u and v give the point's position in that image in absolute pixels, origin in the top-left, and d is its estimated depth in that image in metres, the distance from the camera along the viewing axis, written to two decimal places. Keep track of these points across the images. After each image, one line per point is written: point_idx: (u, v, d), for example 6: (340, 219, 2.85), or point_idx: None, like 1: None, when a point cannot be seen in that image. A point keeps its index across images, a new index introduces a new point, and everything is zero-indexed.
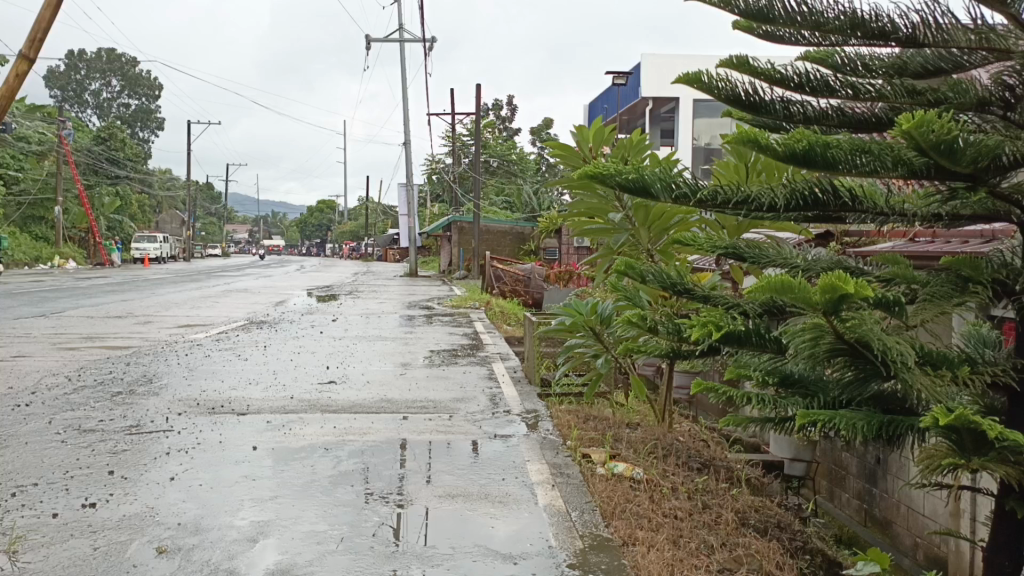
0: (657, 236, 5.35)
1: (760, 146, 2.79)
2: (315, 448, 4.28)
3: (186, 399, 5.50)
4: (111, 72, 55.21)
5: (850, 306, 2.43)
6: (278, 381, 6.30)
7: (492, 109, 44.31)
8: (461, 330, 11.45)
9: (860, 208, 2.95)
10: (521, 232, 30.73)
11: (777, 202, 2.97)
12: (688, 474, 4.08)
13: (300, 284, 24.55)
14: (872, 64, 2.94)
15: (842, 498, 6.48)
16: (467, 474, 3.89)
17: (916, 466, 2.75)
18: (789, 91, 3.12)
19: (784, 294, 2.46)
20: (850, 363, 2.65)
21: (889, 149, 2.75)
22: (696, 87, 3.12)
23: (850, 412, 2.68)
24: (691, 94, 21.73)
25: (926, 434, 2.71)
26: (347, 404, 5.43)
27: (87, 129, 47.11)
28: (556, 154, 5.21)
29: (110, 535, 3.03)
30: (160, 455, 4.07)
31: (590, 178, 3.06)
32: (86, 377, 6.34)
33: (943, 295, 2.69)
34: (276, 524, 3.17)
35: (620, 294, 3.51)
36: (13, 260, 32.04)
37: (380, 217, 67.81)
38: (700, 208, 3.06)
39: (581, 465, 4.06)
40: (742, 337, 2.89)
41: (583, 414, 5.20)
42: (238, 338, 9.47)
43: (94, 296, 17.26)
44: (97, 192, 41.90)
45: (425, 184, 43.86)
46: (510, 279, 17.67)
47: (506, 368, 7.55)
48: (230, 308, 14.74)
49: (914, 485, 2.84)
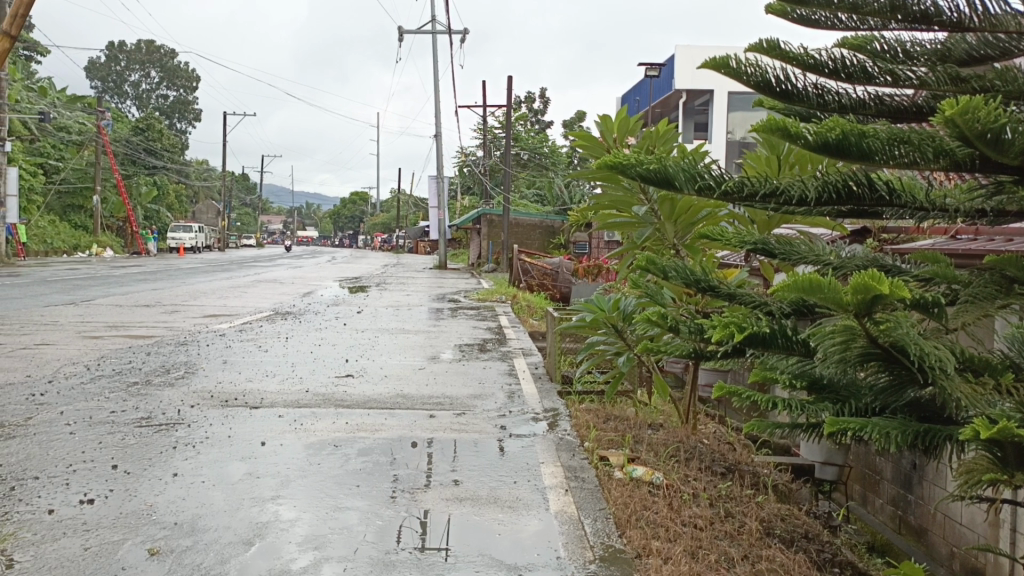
0: (684, 230, 5.19)
1: (791, 135, 2.57)
2: (324, 445, 4.19)
3: (200, 390, 5.45)
4: (150, 63, 55.89)
5: (883, 307, 2.25)
6: (295, 374, 6.23)
7: (525, 101, 44.05)
8: (486, 324, 11.35)
9: (898, 202, 2.77)
10: (552, 225, 30.52)
11: (808, 195, 2.79)
12: (711, 479, 3.91)
13: (331, 275, 24.69)
14: (913, 51, 2.81)
15: (875, 503, 6.24)
16: (478, 476, 3.76)
17: (953, 480, 2.56)
18: (823, 78, 2.92)
19: (813, 295, 2.28)
20: (885, 368, 2.46)
21: (931, 139, 2.56)
22: (724, 73, 2.90)
23: (884, 420, 2.50)
24: (726, 86, 21.33)
25: (965, 445, 2.51)
26: (361, 399, 5.34)
27: (126, 119, 47.93)
28: (579, 144, 5.06)
29: (103, 534, 2.96)
30: (165, 450, 4.00)
31: (609, 169, 2.90)
32: (104, 366, 6.34)
33: (985, 296, 2.50)
34: (273, 526, 3.08)
35: (641, 291, 3.34)
36: (54, 248, 32.73)
37: (412, 209, 68.14)
38: (725, 200, 2.89)
39: (598, 469, 3.91)
40: (768, 339, 2.72)
41: (603, 414, 5.04)
42: (261, 329, 9.46)
43: (127, 284, 17.47)
44: (134, 181, 42.49)
45: (457, 177, 43.86)
46: (538, 273, 17.50)
47: (528, 363, 7.41)
48: (258, 299, 14.79)
49: (951, 499, 2.65)
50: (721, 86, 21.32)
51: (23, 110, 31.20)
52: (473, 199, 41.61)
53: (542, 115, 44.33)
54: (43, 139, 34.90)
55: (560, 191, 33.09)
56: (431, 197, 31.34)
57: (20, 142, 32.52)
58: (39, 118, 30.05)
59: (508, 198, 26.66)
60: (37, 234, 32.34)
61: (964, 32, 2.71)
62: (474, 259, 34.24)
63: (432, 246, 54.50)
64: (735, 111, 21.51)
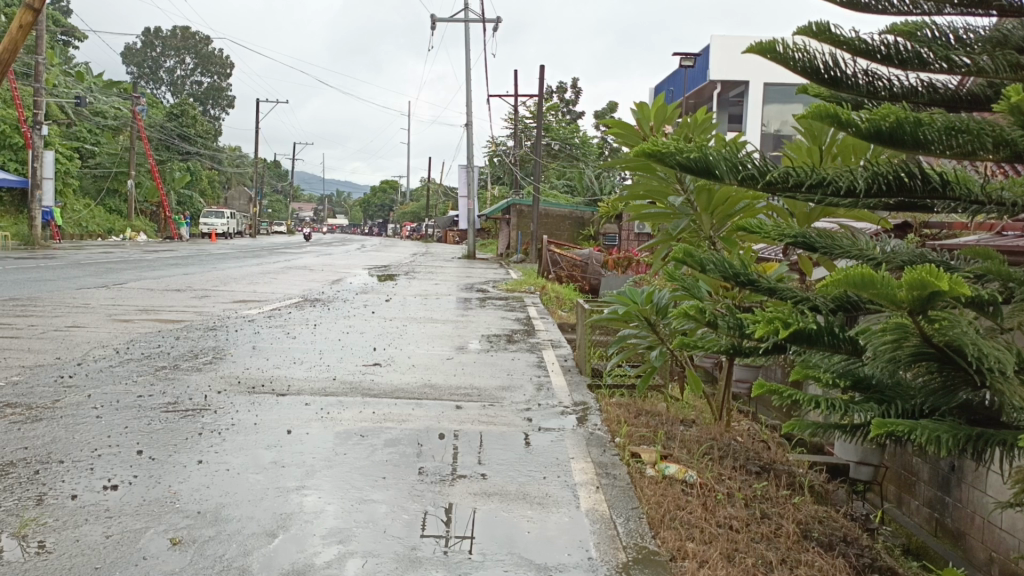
0: (720, 223, 5.06)
1: (841, 122, 2.44)
2: (351, 434, 4.14)
3: (228, 376, 5.43)
4: (184, 50, 56.28)
5: (938, 305, 2.13)
6: (322, 361, 6.20)
7: (556, 91, 43.72)
8: (514, 315, 11.27)
9: (951, 195, 2.64)
10: (581, 216, 30.30)
11: (857, 185, 2.67)
12: (745, 478, 3.79)
13: (360, 263, 24.79)
14: (967, 37, 2.80)
15: (910, 505, 6.08)
16: (508, 470, 3.69)
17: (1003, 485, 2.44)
18: (875, 63, 2.93)
19: (863, 290, 2.16)
20: (937, 369, 2.33)
21: (989, 128, 2.43)
22: (770, 58, 2.91)
23: (931, 423, 2.39)
24: (761, 76, 20.89)
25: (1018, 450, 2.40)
26: (389, 388, 5.29)
27: (160, 106, 48.39)
28: (614, 132, 4.95)
29: (125, 521, 2.93)
30: (190, 436, 3.97)
31: (647, 157, 2.80)
32: (134, 350, 6.36)
33: None
34: (298, 518, 3.02)
35: (678, 284, 3.24)
36: (89, 232, 33.17)
37: (441, 198, 68.21)
38: (769, 191, 2.78)
39: (629, 466, 3.81)
40: (814, 336, 2.59)
41: (635, 409, 4.94)
42: (289, 316, 9.47)
43: (161, 268, 17.62)
44: (167, 166, 42.84)
45: (487, 166, 43.77)
46: (567, 264, 17.35)
47: (557, 355, 7.32)
48: (287, 285, 14.82)
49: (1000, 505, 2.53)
50: (757, 76, 20.89)
51: (60, 95, 31.54)
52: (503, 190, 41.50)
53: (573, 105, 43.96)
54: (80, 124, 35.31)
55: (590, 183, 32.86)
56: (461, 187, 31.30)
57: (57, 126, 32.92)
58: (74, 103, 30.29)
59: (538, 188, 26.46)
60: (72, 218, 32.78)
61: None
62: (503, 249, 34.17)
63: (461, 235, 54.40)
64: (770, 102, 21.09)
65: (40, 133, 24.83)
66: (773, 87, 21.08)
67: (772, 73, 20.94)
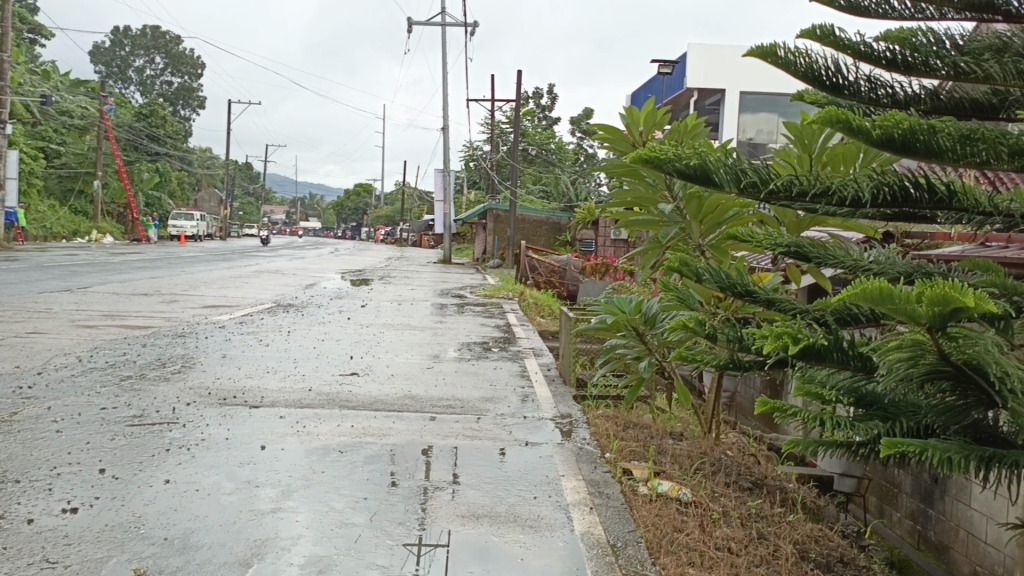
0: (709, 231, 4.95)
1: (851, 129, 2.31)
2: (330, 450, 3.96)
3: (197, 387, 5.21)
4: (155, 49, 55.48)
5: (960, 322, 2.01)
6: (296, 370, 6.00)
7: (532, 97, 43.60)
8: (493, 322, 11.12)
9: (958, 205, 2.54)
10: (558, 222, 30.22)
11: (862, 196, 2.55)
12: (739, 496, 3.69)
13: (333, 267, 24.48)
14: (967, 44, 2.72)
15: (892, 517, 6.01)
16: (494, 490, 3.53)
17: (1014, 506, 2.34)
18: (878, 69, 2.82)
19: (880, 306, 2.03)
20: (952, 388, 2.22)
21: (1004, 137, 2.34)
22: (770, 62, 2.79)
23: (941, 442, 2.29)
24: (738, 85, 20.84)
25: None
26: (368, 399, 5.11)
27: (130, 105, 47.60)
28: (602, 137, 4.85)
29: (85, 549, 2.73)
30: (156, 453, 3.77)
31: (644, 163, 2.66)
32: (98, 358, 6.11)
33: None
34: (273, 545, 2.84)
35: (672, 295, 3.10)
36: (54, 233, 32.45)
37: (416, 202, 67.93)
38: (770, 200, 2.66)
39: (621, 484, 3.68)
40: (822, 353, 2.46)
41: (622, 422, 4.82)
42: (262, 322, 9.23)
43: (129, 271, 17.22)
44: (135, 166, 42.10)
45: (463, 171, 43.61)
46: (545, 270, 17.21)
47: (539, 364, 7.18)
48: (259, 290, 14.53)
49: None
50: (734, 85, 20.84)
51: (26, 93, 30.80)
52: (478, 195, 41.36)
53: (549, 111, 43.85)
54: (46, 123, 34.60)
55: (566, 188, 32.79)
56: (436, 191, 31.10)
57: (21, 125, 32.17)
58: (40, 102, 29.64)
59: (514, 193, 26.28)
60: (36, 218, 32.07)
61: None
62: (479, 254, 34.00)
63: (435, 239, 54.05)
64: (747, 111, 21.05)
65: (4, 132, 24.24)
66: (749, 96, 21.05)
67: (749, 82, 20.92)
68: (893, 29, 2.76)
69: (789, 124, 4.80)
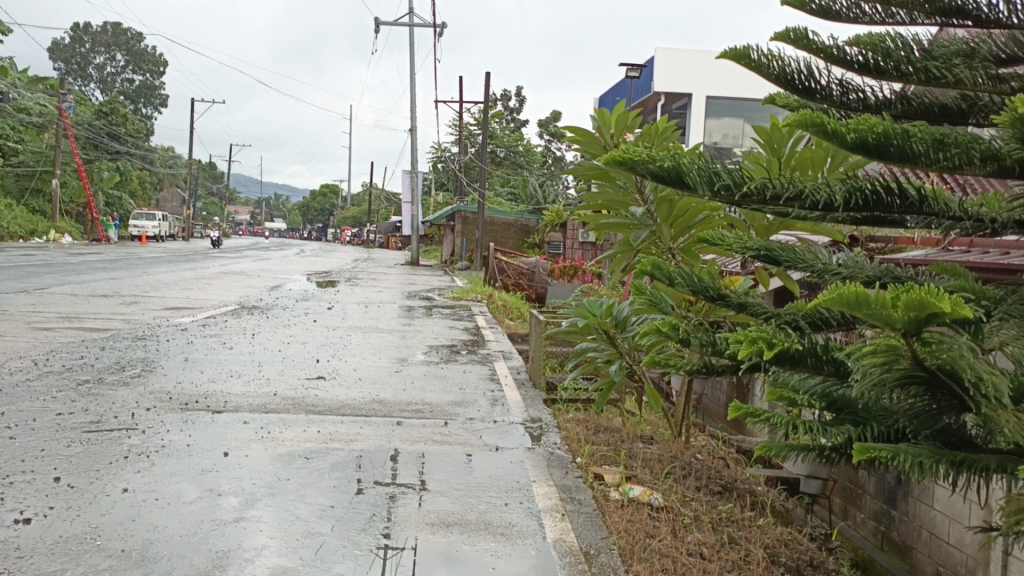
0: (679, 234, 4.95)
1: (826, 133, 2.30)
2: (295, 457, 3.88)
3: (158, 391, 5.08)
4: (116, 46, 54.51)
5: (935, 327, 2.00)
6: (261, 374, 5.89)
7: (500, 99, 43.59)
8: (461, 324, 11.05)
9: (928, 210, 2.54)
10: (526, 224, 30.24)
11: (835, 200, 2.54)
12: (709, 500, 3.68)
13: (299, 269, 24.20)
14: (936, 50, 2.74)
15: (856, 518, 6.06)
16: (464, 497, 3.47)
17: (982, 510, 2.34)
18: (849, 73, 2.82)
19: (856, 311, 2.01)
20: (924, 393, 2.21)
21: (977, 142, 2.34)
22: (744, 65, 2.78)
23: (912, 447, 2.28)
24: (704, 89, 21.01)
25: (996, 474, 2.31)
26: (334, 404, 5.03)
27: (90, 103, 46.67)
28: (574, 138, 4.83)
29: (38, 563, 2.62)
30: (114, 461, 3.65)
31: (618, 165, 2.62)
32: (54, 362, 5.94)
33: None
34: (236, 557, 2.76)
35: (644, 298, 3.07)
36: (10, 232, 31.68)
37: (383, 204, 67.55)
38: (743, 203, 2.64)
39: (593, 489, 3.65)
40: (796, 358, 2.44)
41: (593, 426, 4.80)
42: (226, 324, 9.07)
43: (88, 272, 16.86)
44: (95, 165, 41.27)
45: (431, 173, 43.44)
46: (514, 272, 17.17)
47: (508, 367, 7.13)
48: (222, 291, 14.30)
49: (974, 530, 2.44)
50: (700, 89, 21.01)
51: None
52: (446, 197, 41.22)
53: (517, 114, 43.87)
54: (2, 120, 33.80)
55: (534, 191, 32.77)
56: (404, 193, 30.93)
57: None
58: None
59: (482, 195, 26.22)
60: None
61: (993, 32, 2.64)
62: (447, 256, 33.89)
63: (403, 240, 53.72)
64: (714, 116, 21.24)
65: None
66: (716, 100, 21.23)
67: (715, 86, 21.10)
68: (864, 34, 2.75)
69: (758, 128, 4.82)
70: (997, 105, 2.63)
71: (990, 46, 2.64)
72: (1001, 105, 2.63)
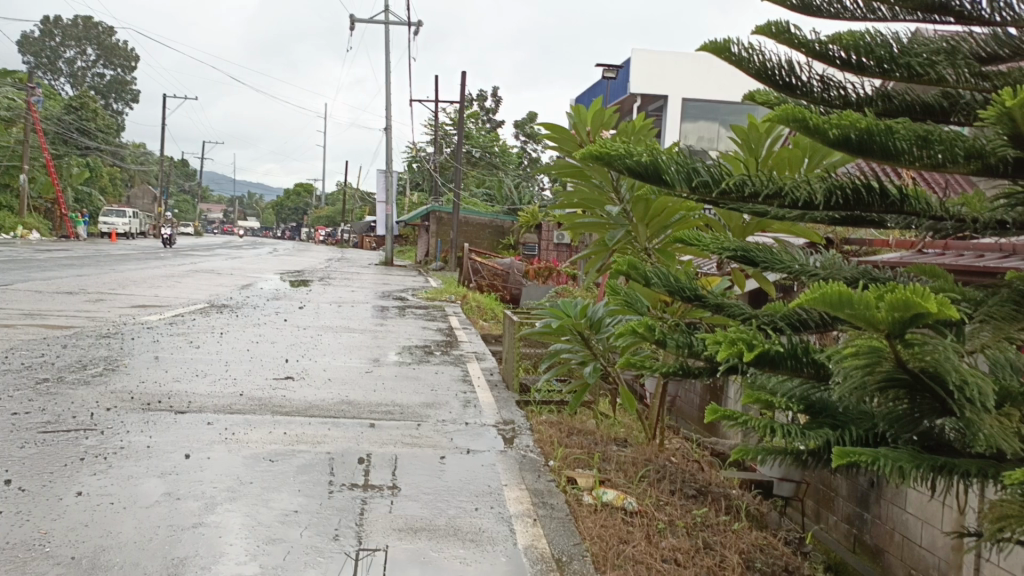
0: (656, 234, 4.88)
1: (808, 127, 2.24)
2: (259, 459, 3.75)
3: (119, 391, 4.92)
4: (87, 40, 53.60)
5: (918, 329, 1.94)
6: (227, 374, 5.74)
7: (476, 99, 43.39)
8: (434, 325, 10.93)
9: (908, 210, 2.49)
10: (501, 225, 30.16)
11: (815, 198, 2.48)
12: (684, 504, 3.62)
13: (271, 268, 23.88)
14: (919, 47, 2.70)
15: (829, 520, 6.03)
16: (434, 502, 3.37)
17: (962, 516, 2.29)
18: (830, 68, 2.77)
19: (839, 312, 1.94)
20: (905, 396, 2.16)
21: (960, 140, 2.29)
22: (725, 60, 2.73)
23: (890, 451, 2.24)
24: (681, 91, 20.99)
25: (974, 479, 2.26)
26: (302, 405, 4.90)
27: (58, 97, 45.76)
28: (550, 136, 4.78)
29: None
30: (69, 463, 3.50)
31: (593, 160, 2.54)
32: (12, 360, 5.75)
33: (1006, 316, 2.22)
34: (194, 564, 2.64)
35: (619, 298, 3.00)
36: None
37: (358, 204, 67.12)
38: (722, 201, 2.57)
39: (566, 494, 3.57)
40: (776, 360, 2.38)
41: (566, 428, 4.72)
42: (194, 323, 8.87)
43: (54, 269, 16.47)
44: (64, 161, 40.48)
45: (406, 173, 43.22)
46: (488, 273, 17.07)
47: (481, 369, 7.04)
48: (191, 290, 14.04)
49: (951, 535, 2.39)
50: (676, 91, 20.99)
51: None
52: (421, 197, 41.00)
53: (494, 114, 43.69)
54: None
55: (510, 192, 32.70)
56: (379, 192, 30.70)
57: None
58: None
59: (458, 195, 26.05)
60: None
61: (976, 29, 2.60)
62: (421, 256, 33.71)
63: (378, 240, 53.27)
64: (690, 118, 21.24)
65: None
66: (692, 102, 21.22)
67: (691, 88, 21.07)
68: (845, 30, 2.70)
69: (736, 128, 4.78)
70: (980, 104, 2.59)
71: (972, 44, 2.60)
72: (983, 103, 2.60)
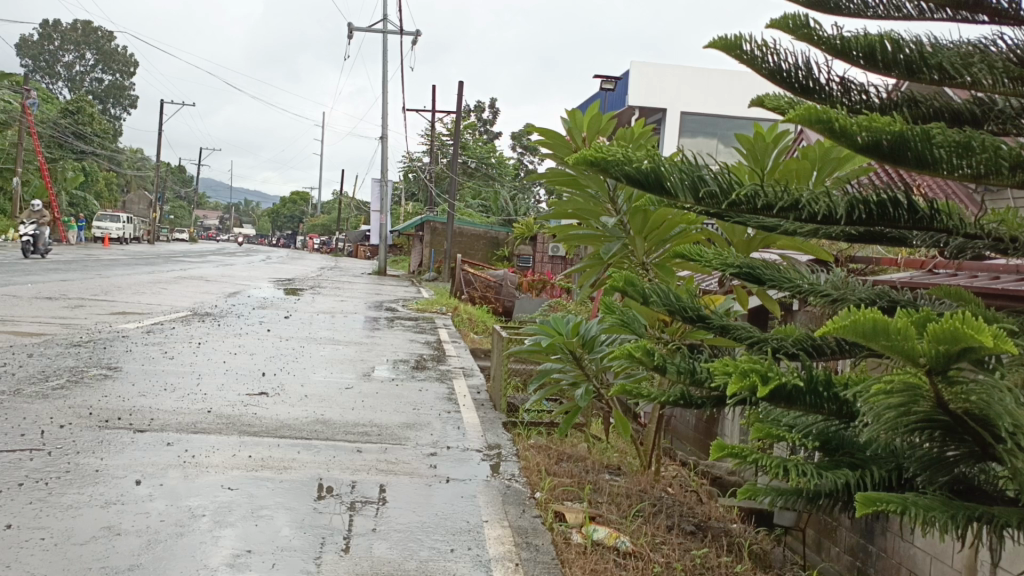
0: (654, 248, 4.61)
1: (835, 131, 1.98)
2: (215, 487, 3.46)
3: (78, 406, 4.61)
4: (85, 44, 53.32)
5: (965, 364, 1.68)
6: (197, 389, 5.43)
7: (474, 111, 43.22)
8: (423, 338, 10.62)
9: (938, 226, 2.22)
10: (496, 236, 29.94)
11: (836, 211, 2.21)
12: (683, 543, 3.33)
13: (262, 275, 23.51)
14: (948, 50, 2.42)
15: (830, 551, 5.73)
16: (404, 541, 3.08)
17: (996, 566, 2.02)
18: (853, 69, 2.49)
19: (872, 342, 1.67)
20: (941, 435, 1.89)
21: (1004, 149, 2.03)
22: (735, 58, 2.47)
23: (916, 497, 1.97)
24: (679, 105, 20.74)
25: (1011, 531, 2.00)
26: (273, 425, 4.60)
27: (54, 101, 45.36)
28: (544, 140, 4.52)
29: None
30: (5, 489, 3.21)
31: (585, 165, 2.25)
32: None
33: None
34: None
35: (613, 317, 2.70)
36: None
37: (353, 212, 67.04)
38: (730, 213, 2.29)
39: (553, 532, 3.29)
40: (795, 394, 2.09)
41: (555, 455, 4.44)
42: (172, 332, 8.55)
43: (39, 273, 16.09)
44: (59, 164, 40.01)
45: (402, 183, 42.99)
46: (481, 285, 16.76)
47: (468, 386, 6.74)
48: (176, 297, 13.68)
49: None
50: (675, 105, 20.75)
51: None
52: (417, 207, 40.75)
53: (491, 125, 43.40)
54: None
55: (506, 203, 32.42)
56: (374, 201, 30.42)
57: None
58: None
59: (452, 206, 25.77)
60: None
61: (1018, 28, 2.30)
62: (416, 266, 33.45)
63: (372, 250, 52.80)
64: (687, 132, 20.96)
65: None
66: (690, 116, 20.96)
67: (689, 102, 20.82)
68: (868, 28, 2.43)
69: (740, 136, 4.52)
70: (1017, 111, 2.32)
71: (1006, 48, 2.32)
72: (1021, 111, 2.32)
